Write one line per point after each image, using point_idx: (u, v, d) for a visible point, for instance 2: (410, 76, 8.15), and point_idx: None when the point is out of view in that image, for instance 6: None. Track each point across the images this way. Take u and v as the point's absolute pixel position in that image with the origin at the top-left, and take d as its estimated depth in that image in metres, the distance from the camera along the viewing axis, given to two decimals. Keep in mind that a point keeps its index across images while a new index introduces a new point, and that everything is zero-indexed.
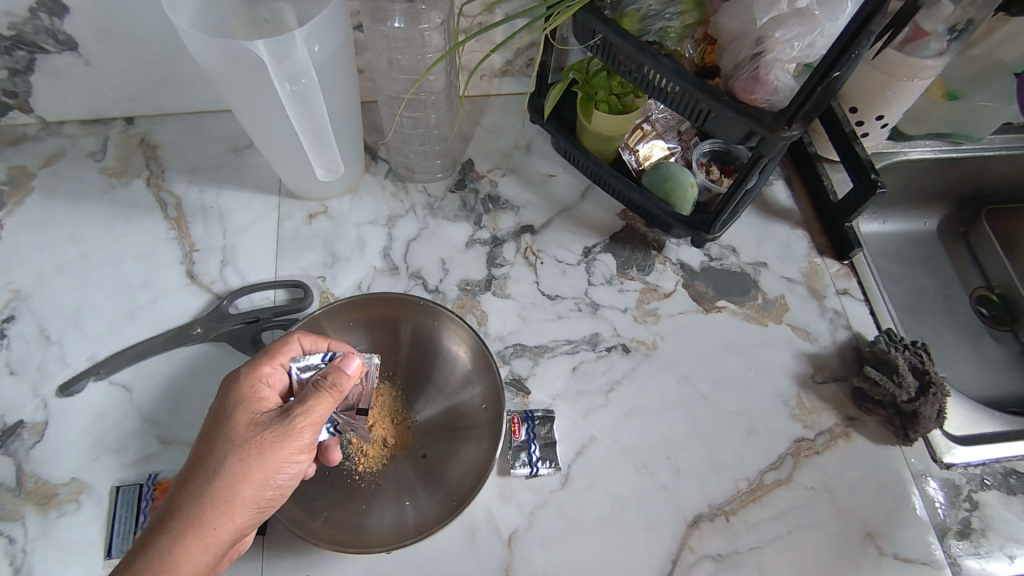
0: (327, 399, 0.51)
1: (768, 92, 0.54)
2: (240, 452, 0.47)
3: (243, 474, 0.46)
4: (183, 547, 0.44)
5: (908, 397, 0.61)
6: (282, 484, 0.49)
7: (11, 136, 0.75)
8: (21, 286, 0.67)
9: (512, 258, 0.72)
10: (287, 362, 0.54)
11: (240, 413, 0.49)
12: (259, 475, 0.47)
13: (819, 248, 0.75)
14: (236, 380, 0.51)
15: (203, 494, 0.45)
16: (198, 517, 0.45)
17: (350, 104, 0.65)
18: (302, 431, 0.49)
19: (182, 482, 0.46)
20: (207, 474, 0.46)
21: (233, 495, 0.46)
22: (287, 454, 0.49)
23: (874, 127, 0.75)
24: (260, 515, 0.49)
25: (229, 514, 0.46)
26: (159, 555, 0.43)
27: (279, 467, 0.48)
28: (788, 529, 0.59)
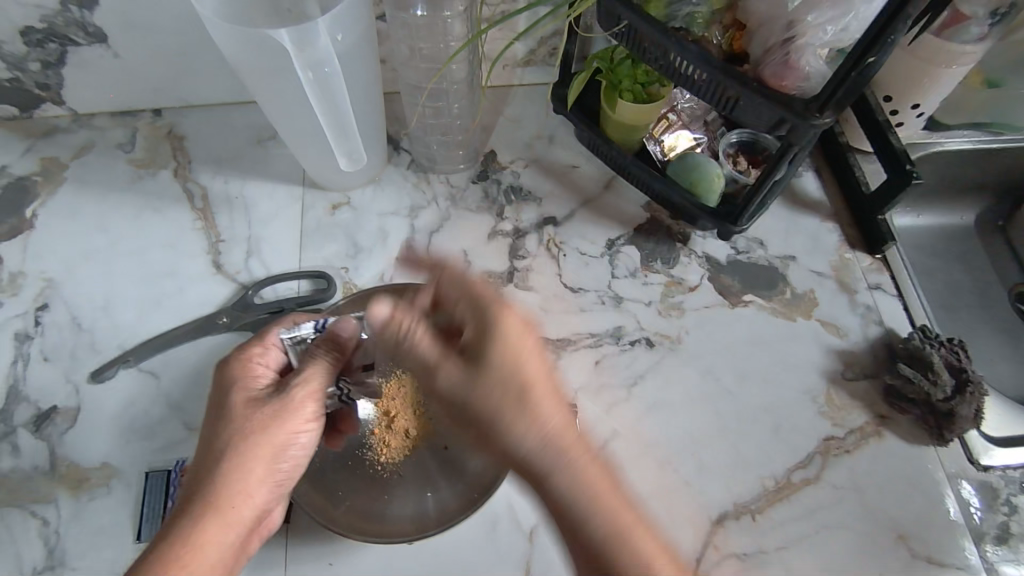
0: (324, 365, 0.52)
1: (799, 79, 0.53)
2: (244, 431, 0.48)
3: (252, 450, 0.48)
4: (206, 528, 0.45)
5: (943, 396, 0.60)
6: (293, 456, 0.50)
7: (44, 128, 0.77)
8: (53, 275, 0.69)
9: (534, 249, 0.71)
10: (279, 338, 0.54)
11: (235, 395, 0.50)
12: (268, 450, 0.48)
13: (850, 241, 0.73)
14: (230, 365, 0.52)
15: (218, 474, 0.47)
16: (217, 496, 0.46)
17: (373, 95, 0.65)
18: (303, 400, 0.51)
19: (198, 467, 0.47)
20: (219, 455, 0.47)
21: (246, 473, 0.47)
22: (293, 426, 0.50)
23: (908, 116, 0.73)
24: (280, 489, 0.50)
25: (245, 491, 0.47)
26: (180, 538, 0.44)
27: (288, 439, 0.50)
28: (816, 529, 0.58)
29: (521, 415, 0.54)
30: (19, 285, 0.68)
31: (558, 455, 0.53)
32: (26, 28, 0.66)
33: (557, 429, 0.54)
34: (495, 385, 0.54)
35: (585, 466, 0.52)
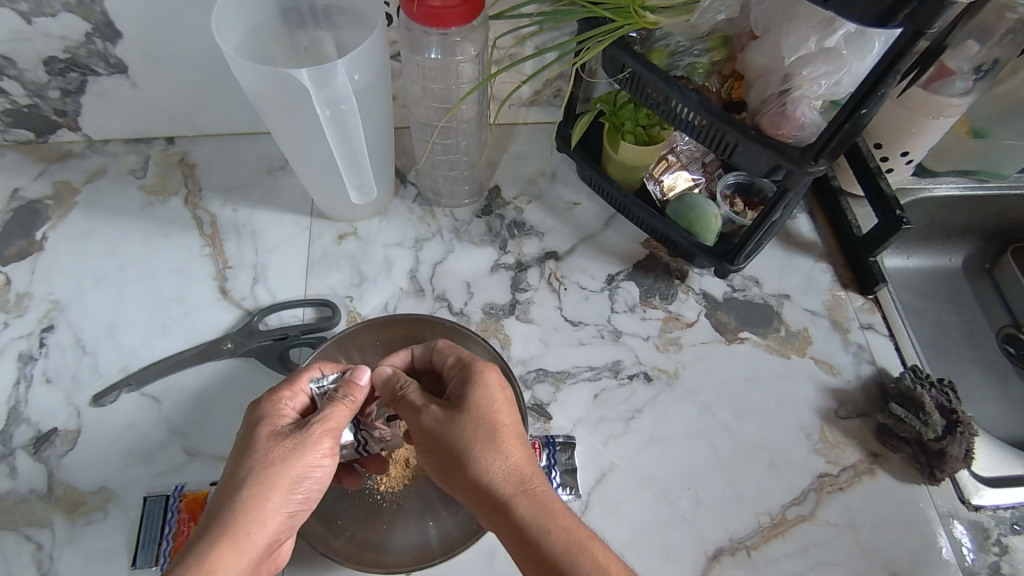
0: (343, 409, 0.52)
1: (794, 129, 0.55)
2: (265, 460, 0.47)
3: (270, 479, 0.46)
4: (219, 554, 0.43)
5: (934, 435, 0.61)
6: (309, 492, 0.49)
7: (58, 153, 0.79)
8: (60, 297, 0.70)
9: (536, 283, 0.73)
10: (308, 386, 0.54)
11: (260, 428, 0.49)
12: (284, 481, 0.47)
13: (842, 281, 0.75)
14: (259, 403, 0.52)
15: (240, 499, 0.45)
16: (238, 522, 0.45)
17: (385, 130, 0.67)
18: (320, 440, 0.49)
19: (219, 495, 0.46)
20: (242, 481, 0.46)
21: (263, 501, 0.46)
22: (310, 460, 0.49)
23: (898, 163, 0.76)
24: (293, 522, 0.48)
25: (260, 521, 0.45)
26: (195, 562, 0.42)
27: (304, 472, 0.48)
28: (810, 566, 0.59)
29: (486, 446, 0.48)
30: (25, 305, 0.69)
31: (514, 494, 0.45)
32: (48, 58, 0.68)
33: (512, 473, 0.47)
34: (470, 424, 0.49)
35: (541, 504, 0.45)
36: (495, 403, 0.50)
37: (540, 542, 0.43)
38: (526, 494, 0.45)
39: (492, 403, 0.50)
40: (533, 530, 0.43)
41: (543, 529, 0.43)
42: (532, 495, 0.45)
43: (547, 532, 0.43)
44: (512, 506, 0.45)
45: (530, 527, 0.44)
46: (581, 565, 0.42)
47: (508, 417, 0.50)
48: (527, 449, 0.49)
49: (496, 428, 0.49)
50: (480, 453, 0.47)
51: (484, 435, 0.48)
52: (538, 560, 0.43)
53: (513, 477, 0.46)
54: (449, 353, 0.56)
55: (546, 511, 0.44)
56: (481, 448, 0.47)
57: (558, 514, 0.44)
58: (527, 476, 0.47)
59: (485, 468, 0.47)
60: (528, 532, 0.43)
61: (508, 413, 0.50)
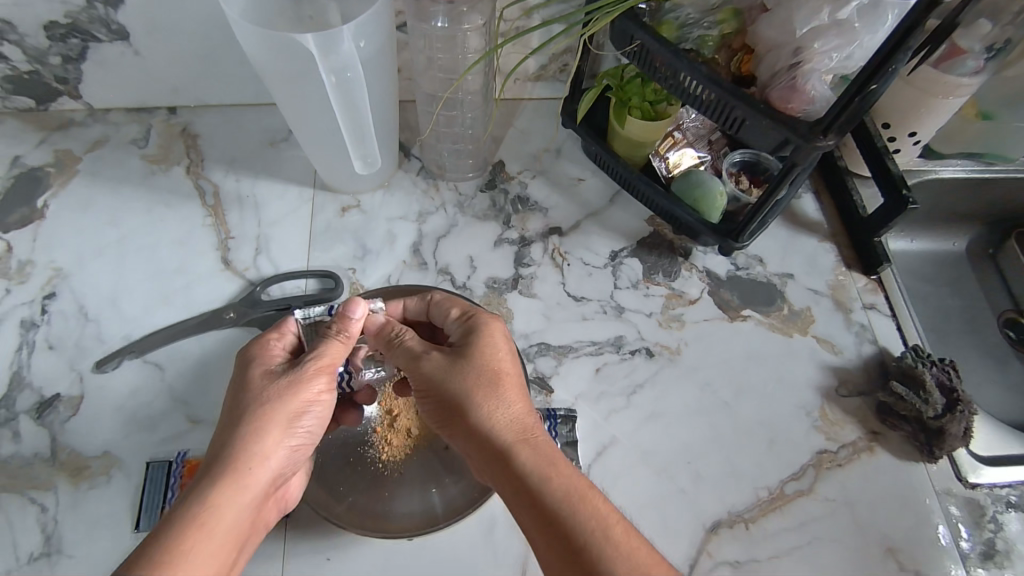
0: (337, 344, 0.52)
1: (804, 102, 0.55)
2: (263, 398, 0.48)
3: (270, 414, 0.47)
4: (224, 488, 0.43)
5: (935, 414, 0.61)
6: (308, 425, 0.50)
7: (59, 121, 0.78)
8: (62, 265, 0.69)
9: (539, 258, 0.73)
10: (295, 325, 0.56)
11: (254, 370, 0.50)
12: (283, 417, 0.48)
13: (846, 261, 0.75)
14: (248, 348, 0.53)
15: (242, 435, 0.46)
16: (241, 457, 0.45)
17: (390, 101, 0.66)
18: (316, 374, 0.50)
19: (219, 435, 0.47)
20: (241, 418, 0.47)
21: (263, 436, 0.46)
22: (307, 396, 0.50)
23: (906, 144, 0.75)
24: (295, 458, 0.49)
25: (263, 455, 0.46)
26: (201, 496, 0.42)
27: (303, 409, 0.49)
28: (808, 539, 0.59)
29: (487, 395, 0.49)
30: (27, 273, 0.69)
31: (516, 441, 0.46)
32: (49, 22, 0.67)
33: (514, 421, 0.48)
34: (472, 371, 0.50)
35: (542, 452, 0.46)
36: (498, 354, 0.51)
37: (541, 488, 0.43)
38: (527, 441, 0.47)
39: (494, 353, 0.51)
40: (535, 477, 0.44)
41: (542, 476, 0.44)
42: (533, 442, 0.47)
43: (548, 479, 0.44)
44: (513, 453, 0.46)
45: (531, 473, 0.44)
46: (582, 510, 0.42)
47: (511, 370, 0.51)
48: (528, 402, 0.50)
49: (499, 377, 0.50)
50: (484, 399, 0.48)
51: (487, 382, 0.49)
52: (538, 507, 0.43)
53: (515, 426, 0.47)
54: (450, 308, 0.57)
55: (547, 459, 0.45)
56: (483, 395, 0.48)
57: (557, 461, 0.45)
58: (528, 426, 0.48)
59: (487, 414, 0.48)
60: (529, 478, 0.44)
61: (511, 367, 0.51)
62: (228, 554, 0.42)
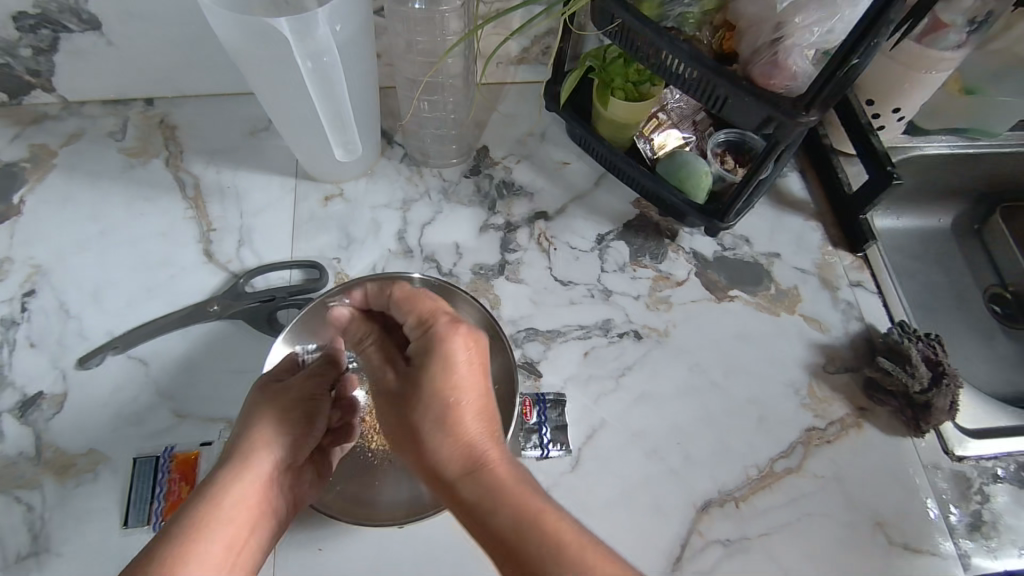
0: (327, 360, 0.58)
1: (787, 78, 0.54)
2: (267, 399, 0.53)
3: (272, 410, 0.52)
4: (233, 474, 0.47)
5: (921, 388, 0.62)
6: (309, 418, 0.53)
7: (33, 115, 0.76)
8: (41, 261, 0.68)
9: (526, 243, 0.72)
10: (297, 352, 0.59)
11: (263, 383, 0.56)
12: (283, 413, 0.52)
13: (833, 240, 0.75)
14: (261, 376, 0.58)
15: (248, 431, 0.51)
16: (247, 447, 0.50)
17: (370, 87, 0.65)
18: (307, 377, 0.55)
19: (234, 436, 0.51)
20: (247, 419, 0.52)
21: (267, 429, 0.51)
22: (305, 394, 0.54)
23: (890, 120, 0.75)
24: (301, 451, 0.52)
25: (267, 445, 0.50)
26: (214, 482, 0.47)
27: (302, 405, 0.53)
28: (798, 516, 0.60)
29: (437, 425, 0.45)
30: (5, 270, 0.68)
31: (464, 474, 0.43)
32: (18, 13, 0.65)
33: (465, 451, 0.44)
34: (423, 400, 0.46)
35: (491, 484, 0.42)
36: (452, 374, 0.46)
37: (488, 523, 0.41)
38: (475, 472, 0.43)
39: (448, 373, 0.46)
40: (483, 511, 0.42)
41: (490, 509, 0.41)
42: (485, 474, 0.43)
43: (495, 513, 0.41)
44: (460, 487, 0.43)
45: (479, 507, 0.42)
46: (530, 545, 0.39)
47: (466, 388, 0.46)
48: (486, 425, 0.46)
49: (449, 403, 0.45)
50: (432, 433, 0.45)
51: (436, 411, 0.45)
52: (488, 541, 0.41)
53: (465, 456, 0.44)
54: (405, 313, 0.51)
55: (495, 491, 0.42)
56: (433, 426, 0.45)
57: (507, 492, 0.42)
58: (481, 453, 0.44)
59: (438, 446, 0.45)
60: (477, 513, 0.42)
61: (468, 386, 0.47)
62: (242, 529, 0.45)
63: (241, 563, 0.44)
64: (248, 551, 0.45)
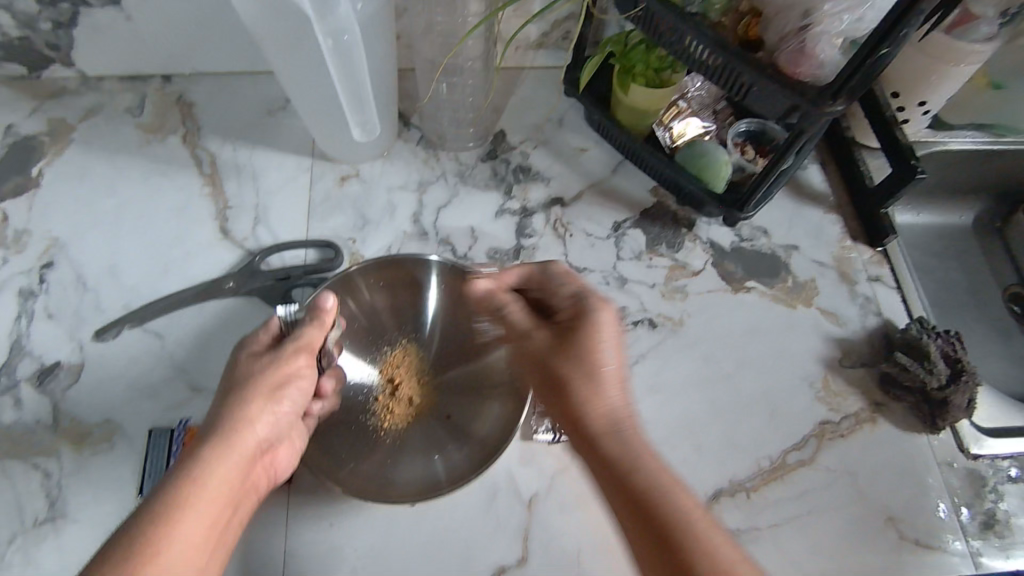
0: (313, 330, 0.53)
1: (813, 67, 0.53)
2: (247, 372, 0.49)
3: (255, 384, 0.49)
4: (212, 450, 0.44)
5: (938, 384, 0.61)
6: (292, 396, 0.51)
7: (52, 89, 0.76)
8: (59, 234, 0.69)
9: (541, 228, 0.72)
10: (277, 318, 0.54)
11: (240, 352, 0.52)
12: (266, 388, 0.49)
13: (852, 233, 0.74)
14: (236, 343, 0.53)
15: (228, 404, 0.47)
16: (227, 422, 0.46)
17: (389, 67, 0.65)
18: (297, 349, 0.51)
19: (212, 409, 0.48)
20: (227, 392, 0.49)
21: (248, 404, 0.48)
22: (289, 370, 0.51)
23: (915, 113, 0.74)
24: (279, 429, 0.50)
25: (249, 421, 0.47)
26: (191, 458, 0.43)
27: (285, 381, 0.50)
28: (810, 508, 0.59)
29: (584, 382, 0.46)
30: (23, 242, 0.68)
31: (606, 431, 0.44)
32: None
33: (613, 412, 0.45)
34: (572, 359, 0.47)
35: (635, 446, 0.43)
36: (598, 343, 0.48)
37: (626, 479, 0.42)
38: (617, 433, 0.44)
39: (599, 341, 0.48)
40: (624, 467, 0.42)
41: (630, 467, 0.42)
42: (630, 436, 0.44)
43: (633, 471, 0.42)
44: (600, 443, 0.44)
45: (620, 462, 0.43)
46: (666, 506, 0.40)
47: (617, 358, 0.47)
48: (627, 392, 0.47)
49: (596, 367, 0.47)
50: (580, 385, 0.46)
51: (584, 370, 0.46)
52: (622, 496, 0.42)
53: (609, 416, 0.45)
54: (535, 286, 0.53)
55: (638, 453, 0.43)
56: (581, 381, 0.46)
57: (649, 459, 0.43)
58: (622, 417, 0.45)
59: (582, 401, 0.46)
60: (616, 468, 0.43)
61: (615, 356, 0.48)
62: (224, 509, 0.42)
63: (220, 543, 0.41)
64: (228, 531, 0.43)
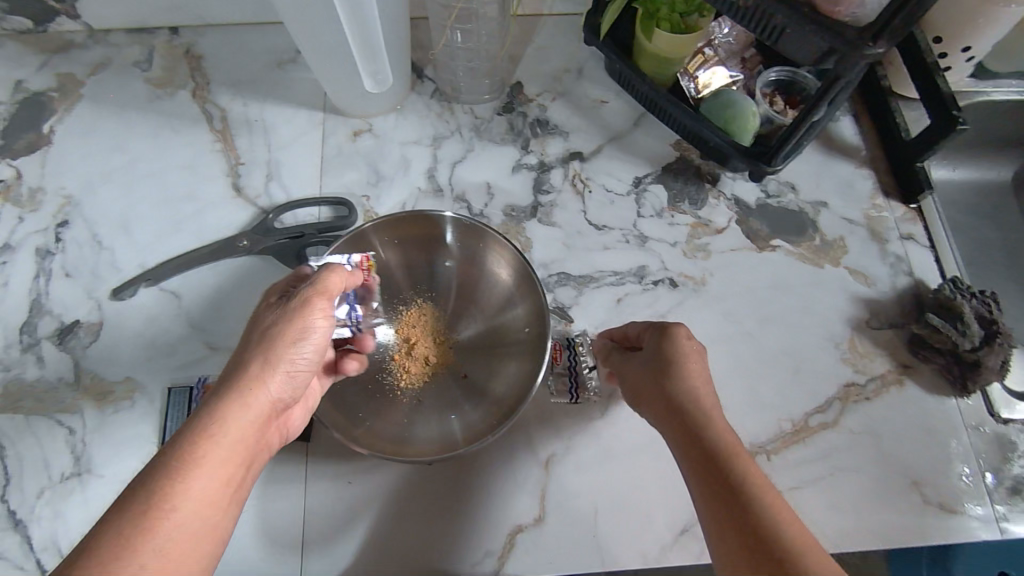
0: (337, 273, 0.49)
1: (852, 5, 0.49)
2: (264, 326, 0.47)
3: (273, 339, 0.46)
4: (226, 407, 0.42)
5: (971, 346, 0.59)
6: (307, 352, 0.48)
7: (59, 43, 0.75)
8: (72, 191, 0.68)
9: (559, 184, 0.70)
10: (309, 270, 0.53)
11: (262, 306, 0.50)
12: (284, 344, 0.46)
13: (885, 190, 0.71)
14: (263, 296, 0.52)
15: (245, 358, 0.45)
16: (243, 377, 0.44)
17: (400, 15, 0.62)
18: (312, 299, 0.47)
19: (229, 362, 0.46)
20: (245, 346, 0.46)
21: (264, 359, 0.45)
22: (306, 323, 0.47)
23: (958, 59, 0.69)
24: (294, 387, 0.47)
25: (263, 378, 0.45)
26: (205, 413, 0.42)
27: (301, 336, 0.47)
28: (831, 471, 0.58)
29: (658, 382, 0.48)
30: (38, 200, 0.68)
31: (682, 423, 0.46)
32: None
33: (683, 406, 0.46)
34: (647, 369, 0.49)
35: (709, 434, 0.44)
36: (676, 349, 0.49)
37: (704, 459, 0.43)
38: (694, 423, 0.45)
39: (674, 347, 0.49)
40: (703, 450, 0.44)
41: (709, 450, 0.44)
42: (704, 422, 0.45)
43: (709, 454, 0.43)
44: (682, 432, 0.45)
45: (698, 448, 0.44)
46: (740, 481, 0.41)
47: (705, 377, 0.48)
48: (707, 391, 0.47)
49: (671, 367, 0.48)
50: (671, 389, 0.47)
51: (657, 374, 0.48)
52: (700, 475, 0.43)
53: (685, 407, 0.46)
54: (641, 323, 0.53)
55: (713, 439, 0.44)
56: (661, 383, 0.48)
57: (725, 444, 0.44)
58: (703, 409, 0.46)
59: (665, 398, 0.47)
60: (697, 451, 0.44)
61: (695, 363, 0.48)
62: (237, 469, 0.41)
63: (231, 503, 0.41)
64: (240, 490, 0.42)
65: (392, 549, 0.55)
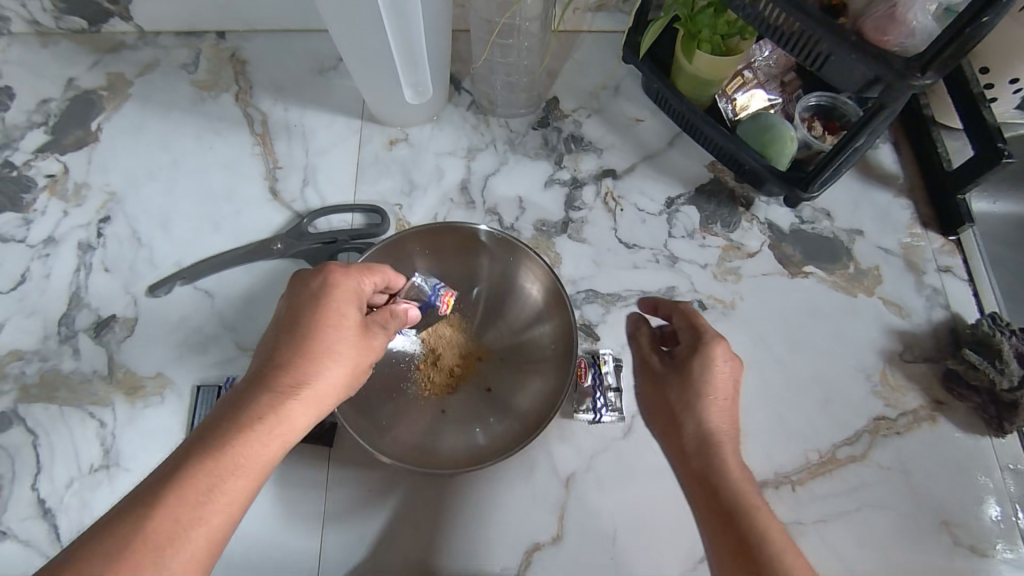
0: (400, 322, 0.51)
1: (901, 35, 0.49)
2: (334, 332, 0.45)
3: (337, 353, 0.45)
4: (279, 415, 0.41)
5: (1009, 385, 0.57)
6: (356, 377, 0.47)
7: (111, 44, 0.77)
8: (116, 188, 0.70)
9: (591, 201, 0.70)
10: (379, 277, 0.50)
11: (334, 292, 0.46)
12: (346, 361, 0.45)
13: (923, 220, 0.69)
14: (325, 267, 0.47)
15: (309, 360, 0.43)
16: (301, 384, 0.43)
17: (442, 29, 0.63)
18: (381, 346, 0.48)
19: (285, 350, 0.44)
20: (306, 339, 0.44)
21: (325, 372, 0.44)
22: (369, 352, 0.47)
23: (1005, 92, 0.67)
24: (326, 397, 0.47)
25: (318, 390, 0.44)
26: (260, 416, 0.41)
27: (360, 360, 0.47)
28: (858, 506, 0.57)
29: (683, 407, 0.48)
30: (83, 196, 0.70)
31: (701, 456, 0.46)
32: None
33: (701, 438, 0.47)
34: (679, 391, 0.49)
35: (725, 472, 0.45)
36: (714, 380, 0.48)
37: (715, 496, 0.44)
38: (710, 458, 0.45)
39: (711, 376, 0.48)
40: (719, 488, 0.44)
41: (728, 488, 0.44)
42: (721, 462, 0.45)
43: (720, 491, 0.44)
44: (698, 465, 0.46)
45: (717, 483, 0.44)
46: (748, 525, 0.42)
47: (732, 418, 0.48)
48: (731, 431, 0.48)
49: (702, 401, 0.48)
50: (693, 424, 0.47)
51: (682, 403, 0.48)
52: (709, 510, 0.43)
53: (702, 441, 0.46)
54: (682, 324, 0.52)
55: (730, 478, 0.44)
56: (682, 412, 0.48)
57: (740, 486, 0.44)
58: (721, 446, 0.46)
59: (689, 428, 0.47)
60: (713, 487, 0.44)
61: (728, 404, 0.48)
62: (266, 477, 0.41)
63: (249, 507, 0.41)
64: None
65: (411, 558, 0.55)
